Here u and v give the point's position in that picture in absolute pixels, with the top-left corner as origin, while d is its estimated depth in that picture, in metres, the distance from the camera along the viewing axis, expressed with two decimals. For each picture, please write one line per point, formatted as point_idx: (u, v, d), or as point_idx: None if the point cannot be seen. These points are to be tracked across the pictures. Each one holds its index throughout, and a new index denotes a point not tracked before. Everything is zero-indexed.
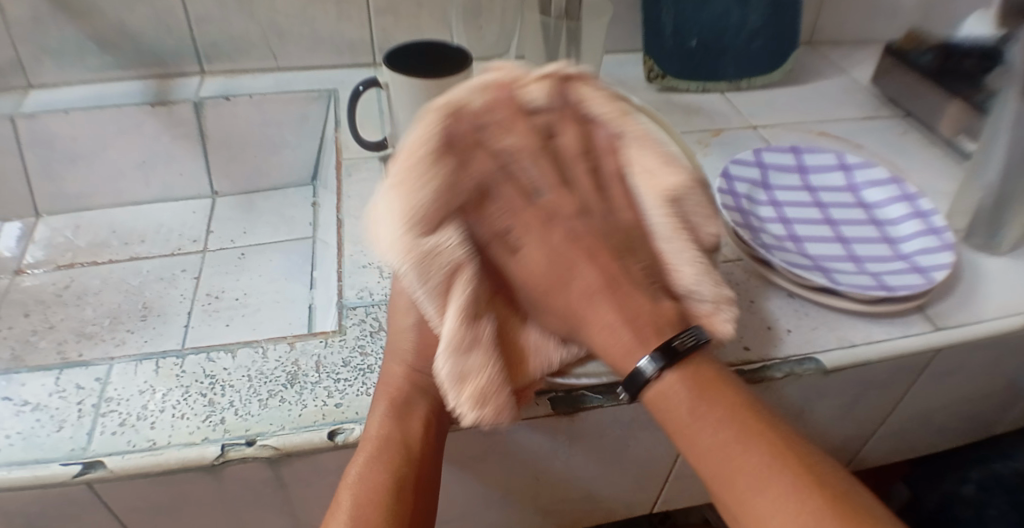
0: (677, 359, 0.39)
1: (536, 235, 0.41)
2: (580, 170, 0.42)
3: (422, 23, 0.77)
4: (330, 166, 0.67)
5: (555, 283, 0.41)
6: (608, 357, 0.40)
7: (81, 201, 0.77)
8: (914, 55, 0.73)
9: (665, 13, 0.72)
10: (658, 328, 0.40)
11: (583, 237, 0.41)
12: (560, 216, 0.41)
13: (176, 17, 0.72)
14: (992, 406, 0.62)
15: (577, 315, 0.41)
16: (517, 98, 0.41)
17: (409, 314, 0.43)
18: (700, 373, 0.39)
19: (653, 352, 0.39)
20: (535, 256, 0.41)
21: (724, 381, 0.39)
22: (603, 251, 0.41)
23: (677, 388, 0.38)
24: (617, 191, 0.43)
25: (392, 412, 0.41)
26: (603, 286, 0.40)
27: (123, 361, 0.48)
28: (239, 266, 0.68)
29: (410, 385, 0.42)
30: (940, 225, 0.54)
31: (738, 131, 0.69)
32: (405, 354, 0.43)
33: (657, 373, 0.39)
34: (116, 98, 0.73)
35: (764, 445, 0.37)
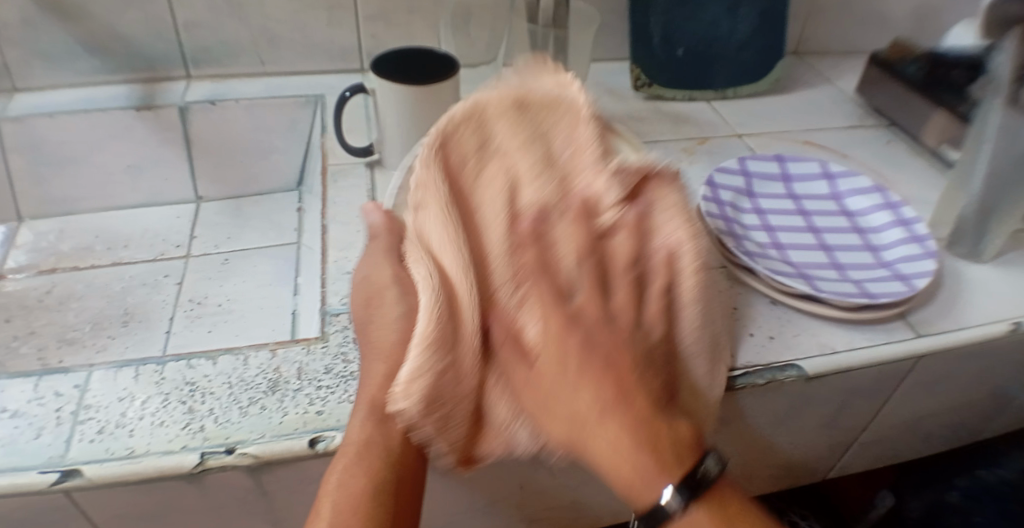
0: (699, 488, 0.37)
1: (557, 345, 0.39)
2: (625, 281, 0.42)
3: (412, 29, 0.77)
4: (317, 171, 0.67)
5: (565, 391, 0.38)
6: (619, 480, 0.37)
7: (67, 206, 0.76)
8: (899, 66, 0.75)
9: (653, 22, 0.72)
10: (679, 454, 0.37)
11: (606, 350, 0.38)
12: (588, 318, 0.40)
13: (165, 23, 0.71)
14: (977, 414, 0.62)
15: (589, 427, 0.37)
16: (586, 201, 0.43)
17: (397, 311, 0.43)
18: (726, 507, 0.38)
19: (676, 483, 0.36)
20: (552, 360, 0.39)
21: (747, 515, 0.38)
22: (625, 369, 0.38)
23: (703, 523, 0.37)
24: (654, 306, 0.42)
25: (374, 416, 0.40)
26: (619, 403, 0.37)
27: (104, 367, 0.47)
28: (224, 272, 0.68)
29: (392, 386, 0.41)
30: (923, 232, 0.54)
31: (726, 139, 0.69)
32: (391, 353, 0.42)
33: (682, 508, 0.36)
34: (102, 102, 0.72)
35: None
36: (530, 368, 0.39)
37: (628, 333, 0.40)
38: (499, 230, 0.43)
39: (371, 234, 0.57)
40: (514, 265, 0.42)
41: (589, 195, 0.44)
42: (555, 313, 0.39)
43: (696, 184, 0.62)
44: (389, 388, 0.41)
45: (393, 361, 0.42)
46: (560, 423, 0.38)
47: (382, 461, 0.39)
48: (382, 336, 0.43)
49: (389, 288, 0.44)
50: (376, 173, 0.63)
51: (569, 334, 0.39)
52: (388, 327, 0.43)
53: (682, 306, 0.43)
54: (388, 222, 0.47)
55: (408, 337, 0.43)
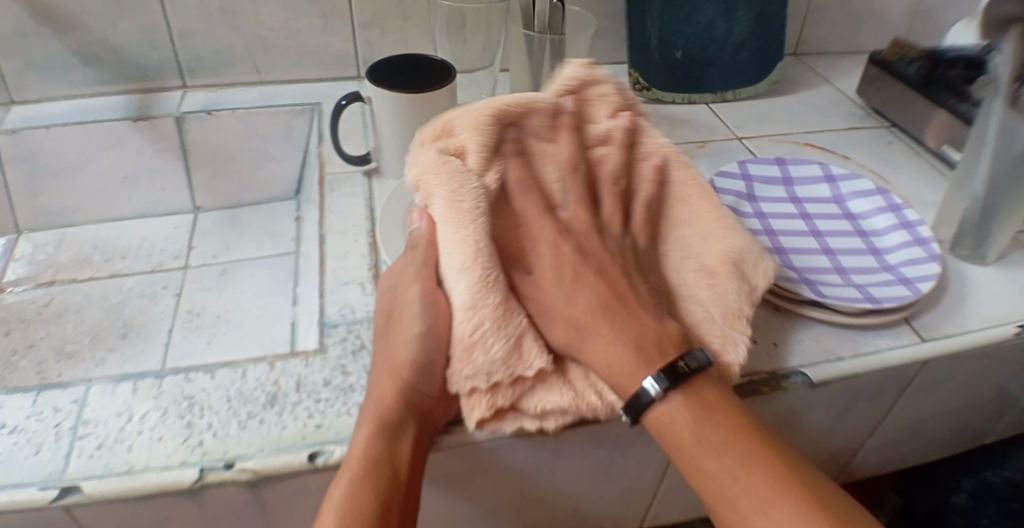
0: (682, 379, 0.39)
1: (551, 250, 0.43)
2: (610, 194, 0.46)
3: (407, 34, 0.76)
4: (314, 180, 0.66)
5: (558, 289, 0.42)
6: (609, 372, 0.40)
7: (64, 217, 0.76)
8: (899, 66, 0.73)
9: (651, 25, 0.71)
10: (663, 349, 0.40)
11: (594, 255, 0.43)
12: (578, 230, 0.44)
13: (160, 31, 0.71)
14: (983, 415, 0.62)
15: (588, 322, 0.41)
16: (581, 112, 0.46)
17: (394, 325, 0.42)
18: (704, 395, 0.39)
19: (657, 372, 0.39)
20: (549, 264, 0.43)
21: (728, 406, 0.39)
22: (613, 270, 0.43)
23: (683, 406, 0.39)
24: (639, 217, 0.47)
25: (378, 434, 0.39)
26: (611, 299, 0.42)
27: (102, 381, 0.47)
28: (223, 283, 0.67)
29: (397, 404, 0.40)
30: (926, 235, 0.54)
31: (724, 142, 0.68)
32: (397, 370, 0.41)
33: (664, 394, 0.39)
34: (98, 113, 0.72)
35: (768, 464, 0.37)
36: (530, 276, 0.43)
37: (614, 241, 0.45)
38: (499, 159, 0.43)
39: (368, 244, 0.56)
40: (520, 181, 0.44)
41: (583, 108, 0.46)
42: (552, 224, 0.44)
43: None
44: (391, 405, 0.40)
45: (397, 378, 0.41)
46: (559, 325, 0.41)
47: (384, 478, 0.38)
48: (392, 353, 0.42)
49: (406, 306, 0.42)
50: (374, 181, 0.63)
51: (563, 240, 0.43)
52: (393, 346, 0.42)
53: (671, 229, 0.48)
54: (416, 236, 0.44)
55: (419, 358, 0.41)
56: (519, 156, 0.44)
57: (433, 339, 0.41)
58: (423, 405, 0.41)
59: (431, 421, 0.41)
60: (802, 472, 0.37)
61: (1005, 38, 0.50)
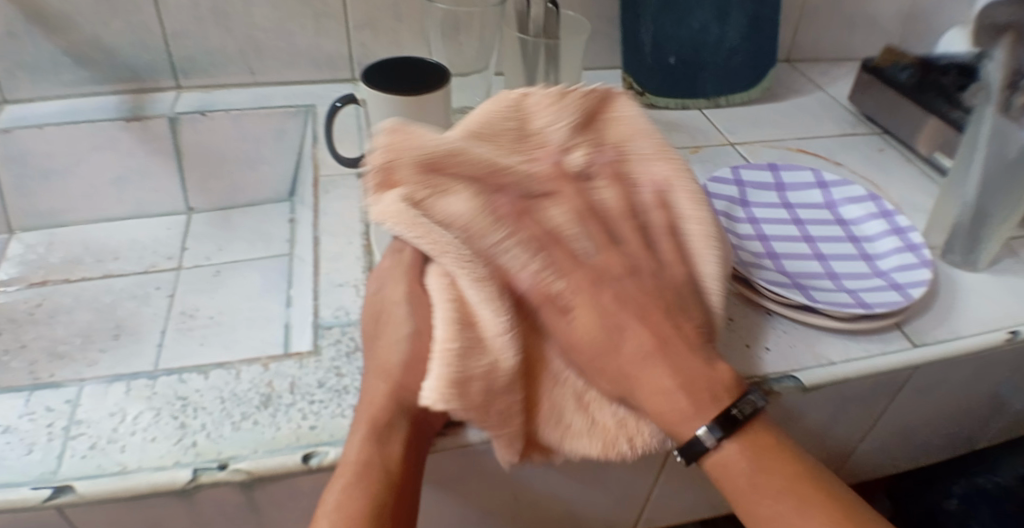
0: (734, 427, 0.39)
1: (589, 300, 0.40)
2: (630, 227, 0.43)
3: (401, 37, 0.77)
4: (308, 182, 0.66)
5: (603, 346, 0.39)
6: (660, 420, 0.40)
7: (56, 218, 0.76)
8: (890, 73, 0.74)
9: (644, 29, 0.72)
10: (715, 395, 0.39)
11: (635, 300, 0.40)
12: (610, 274, 0.41)
13: (152, 31, 0.71)
14: (975, 420, 0.62)
15: (636, 373, 0.39)
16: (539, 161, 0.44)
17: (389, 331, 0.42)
18: (759, 441, 0.40)
19: (711, 422, 0.39)
20: (586, 318, 0.40)
21: (782, 450, 0.40)
22: (655, 308, 0.41)
23: (741, 455, 0.39)
24: (662, 245, 0.44)
25: (370, 436, 0.39)
26: (657, 346, 0.40)
27: (94, 382, 0.47)
28: (215, 285, 0.67)
29: (389, 406, 0.40)
30: (917, 241, 0.55)
31: (717, 147, 0.69)
32: (389, 373, 0.41)
33: (717, 443, 0.39)
34: (90, 113, 0.72)
35: (828, 512, 0.38)
36: (569, 323, 0.40)
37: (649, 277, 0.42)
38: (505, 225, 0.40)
39: (362, 246, 0.57)
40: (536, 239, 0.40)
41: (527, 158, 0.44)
42: (580, 274, 0.40)
43: None
44: (383, 406, 0.40)
45: (389, 379, 0.41)
46: (607, 379, 0.40)
47: (377, 480, 0.38)
48: (381, 351, 0.42)
49: (396, 307, 0.43)
50: None
51: (597, 286, 0.40)
52: (383, 345, 0.43)
53: (693, 245, 0.44)
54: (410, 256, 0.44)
55: (409, 358, 0.41)
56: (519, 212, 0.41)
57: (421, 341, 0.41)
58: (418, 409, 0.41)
59: (426, 423, 0.41)
60: (858, 515, 0.38)
61: (999, 45, 0.51)
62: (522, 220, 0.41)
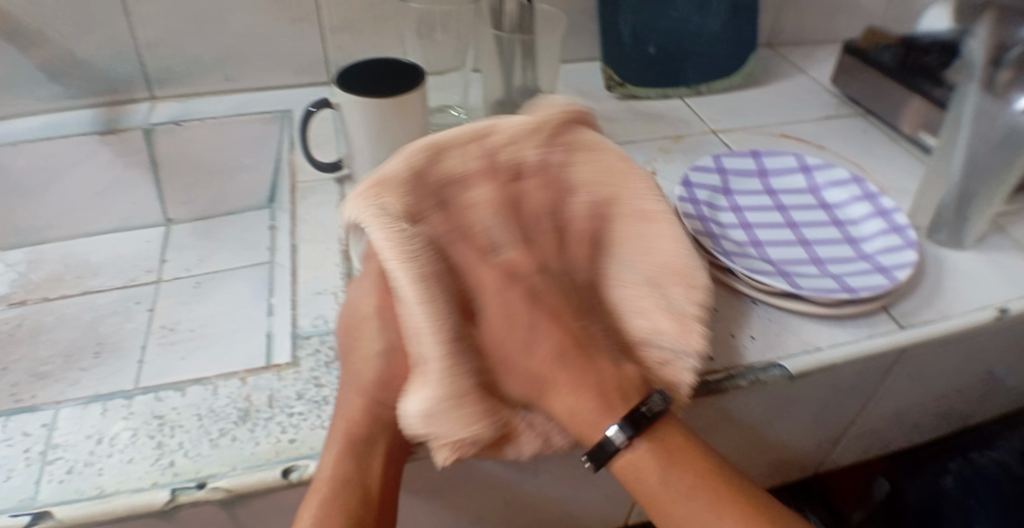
0: (643, 424, 0.39)
1: (500, 298, 0.40)
2: (551, 231, 0.43)
3: (377, 37, 0.75)
4: (286, 188, 0.65)
5: (511, 343, 0.40)
6: (572, 422, 0.40)
7: (36, 236, 0.74)
8: (874, 54, 0.73)
9: (623, 21, 0.71)
10: (624, 393, 0.40)
11: (549, 298, 0.41)
12: (523, 273, 0.41)
13: (125, 42, 0.70)
14: (968, 399, 0.62)
15: (544, 373, 0.40)
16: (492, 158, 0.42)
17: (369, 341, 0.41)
18: (669, 439, 0.40)
19: (622, 419, 0.39)
20: (496, 318, 0.40)
21: (692, 448, 0.40)
22: (565, 310, 0.41)
23: (647, 455, 0.39)
24: (582, 252, 0.44)
25: (348, 452, 0.38)
26: (569, 347, 0.40)
27: (71, 403, 0.46)
28: (197, 296, 0.66)
29: (371, 419, 0.40)
30: (902, 222, 0.54)
31: (700, 136, 0.68)
32: (370, 384, 0.40)
33: (628, 441, 0.39)
34: (66, 127, 0.70)
35: (733, 511, 0.37)
36: (479, 330, 0.40)
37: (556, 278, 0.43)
38: (430, 222, 0.40)
39: (340, 252, 0.55)
40: (456, 239, 0.40)
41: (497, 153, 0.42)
42: (490, 278, 0.40)
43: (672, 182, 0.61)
44: (361, 420, 0.39)
45: (366, 394, 0.40)
46: (517, 379, 0.40)
47: (353, 496, 0.37)
48: (357, 367, 0.41)
49: (369, 319, 0.42)
50: (346, 188, 0.62)
51: (505, 286, 0.41)
52: (360, 359, 0.42)
53: (630, 247, 0.45)
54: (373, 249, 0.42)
55: (385, 373, 0.40)
56: (442, 209, 0.40)
57: (393, 357, 0.41)
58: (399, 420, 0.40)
59: (407, 434, 0.40)
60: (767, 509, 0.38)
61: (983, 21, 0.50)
62: (452, 216, 0.41)
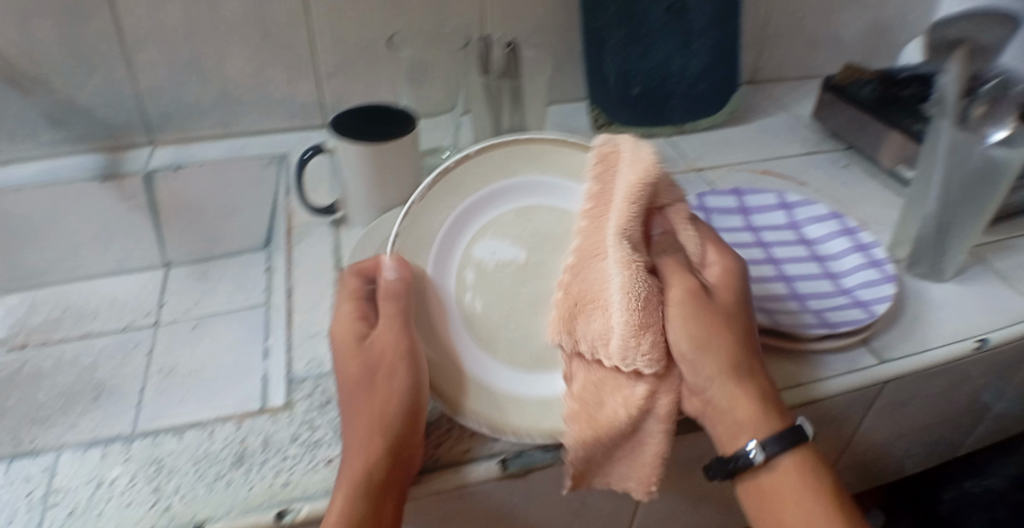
0: (795, 443, 0.42)
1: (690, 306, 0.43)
2: (723, 258, 0.46)
3: (370, 81, 0.78)
4: (281, 231, 0.66)
5: (700, 343, 0.42)
6: (720, 422, 0.43)
7: (36, 279, 0.76)
8: (853, 88, 0.76)
9: (608, 64, 0.73)
10: (780, 412, 0.43)
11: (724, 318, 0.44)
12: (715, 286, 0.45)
13: (126, 91, 0.72)
14: (955, 428, 0.63)
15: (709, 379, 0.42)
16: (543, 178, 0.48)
17: (400, 378, 0.42)
18: (817, 465, 0.42)
19: (769, 438, 0.42)
20: (698, 316, 0.43)
21: (833, 484, 0.42)
22: (742, 338, 0.44)
23: (801, 462, 0.42)
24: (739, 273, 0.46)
25: (360, 493, 0.39)
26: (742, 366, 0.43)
27: (72, 449, 0.47)
28: (194, 338, 0.67)
29: (390, 460, 0.40)
30: (881, 257, 0.56)
31: (684, 174, 0.70)
32: (390, 421, 0.41)
33: (778, 455, 0.41)
34: (66, 174, 0.72)
35: None
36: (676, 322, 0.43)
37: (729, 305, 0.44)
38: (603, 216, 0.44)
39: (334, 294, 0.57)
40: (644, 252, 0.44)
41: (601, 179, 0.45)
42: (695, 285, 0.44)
43: None
44: (364, 464, 0.40)
45: (383, 429, 0.41)
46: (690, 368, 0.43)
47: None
48: (369, 405, 0.42)
49: (397, 361, 0.43)
50: (340, 231, 0.63)
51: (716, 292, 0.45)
52: (367, 403, 0.42)
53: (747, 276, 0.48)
54: (395, 285, 0.44)
55: (404, 407, 0.42)
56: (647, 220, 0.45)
57: (418, 393, 0.43)
58: (408, 454, 0.41)
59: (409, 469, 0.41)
60: None
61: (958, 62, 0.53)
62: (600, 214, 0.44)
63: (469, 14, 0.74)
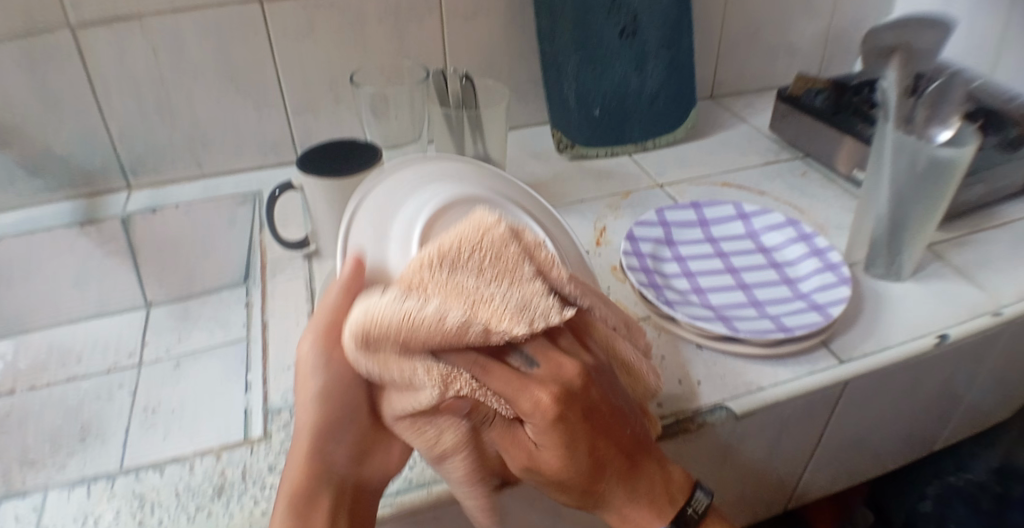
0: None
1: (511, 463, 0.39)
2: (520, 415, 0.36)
3: (340, 117, 0.80)
4: (256, 266, 0.68)
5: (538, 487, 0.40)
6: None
7: (21, 324, 0.78)
8: (806, 99, 0.78)
9: (566, 86, 0.76)
10: (671, 497, 0.42)
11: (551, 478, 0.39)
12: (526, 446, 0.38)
13: (101, 138, 0.74)
14: (925, 422, 0.65)
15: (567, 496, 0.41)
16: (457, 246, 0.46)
17: (311, 379, 0.41)
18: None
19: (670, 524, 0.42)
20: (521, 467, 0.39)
21: None
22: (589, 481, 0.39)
23: None
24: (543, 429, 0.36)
25: (286, 506, 0.40)
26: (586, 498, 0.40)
27: (58, 487, 0.48)
28: (176, 375, 0.68)
29: (315, 464, 0.41)
30: (836, 260, 0.57)
31: (647, 191, 0.72)
32: (311, 424, 0.41)
33: None
34: (46, 221, 0.74)
35: None
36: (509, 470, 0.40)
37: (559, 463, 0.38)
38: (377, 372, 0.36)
39: (309, 325, 0.59)
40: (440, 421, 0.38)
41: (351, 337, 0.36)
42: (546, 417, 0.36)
43: (620, 235, 0.65)
44: (304, 475, 0.40)
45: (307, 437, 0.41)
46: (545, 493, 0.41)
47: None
48: (303, 417, 0.41)
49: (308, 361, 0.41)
50: (313, 263, 0.65)
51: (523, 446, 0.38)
52: (303, 402, 0.41)
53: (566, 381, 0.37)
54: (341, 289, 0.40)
55: (332, 414, 0.41)
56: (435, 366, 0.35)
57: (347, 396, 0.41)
58: (340, 462, 0.41)
59: (351, 480, 0.42)
60: None
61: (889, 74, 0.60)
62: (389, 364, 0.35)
63: (430, 48, 0.77)
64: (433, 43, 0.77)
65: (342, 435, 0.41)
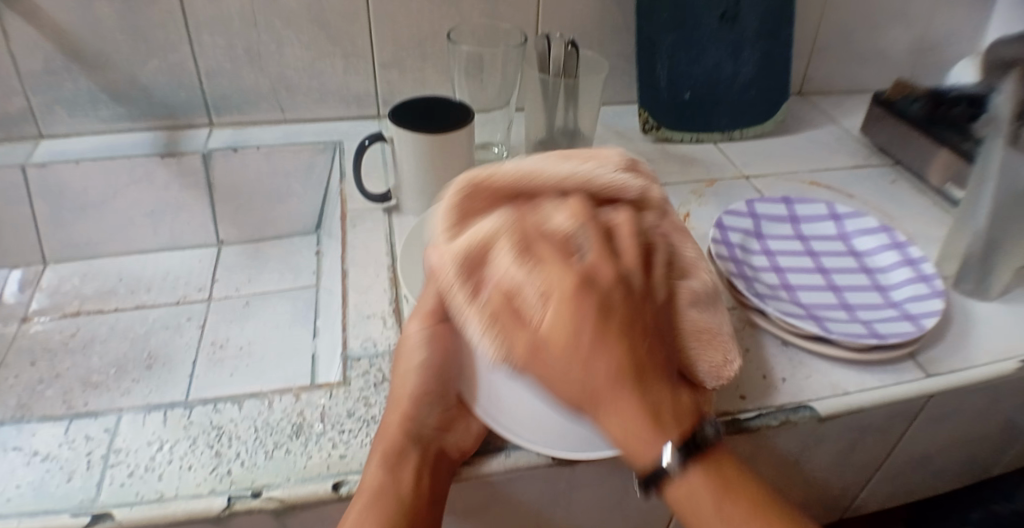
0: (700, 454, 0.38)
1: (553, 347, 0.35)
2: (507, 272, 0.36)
3: (425, 76, 0.79)
4: (334, 215, 0.68)
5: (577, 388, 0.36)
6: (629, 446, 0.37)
7: (91, 249, 0.79)
8: (901, 104, 0.76)
9: (660, 66, 0.74)
10: (685, 423, 0.38)
11: (596, 367, 0.35)
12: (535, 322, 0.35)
13: (187, 71, 0.74)
14: (988, 447, 0.63)
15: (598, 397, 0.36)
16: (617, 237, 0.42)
17: (411, 355, 0.43)
18: (722, 468, 0.38)
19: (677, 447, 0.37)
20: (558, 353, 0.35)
21: (744, 480, 0.39)
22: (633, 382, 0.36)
23: (700, 479, 0.38)
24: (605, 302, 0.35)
25: (382, 462, 0.42)
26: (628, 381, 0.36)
27: (132, 411, 0.48)
28: (243, 315, 0.69)
29: (404, 433, 0.43)
30: (930, 272, 0.55)
31: (732, 182, 0.70)
32: (406, 394, 0.43)
33: (682, 469, 0.37)
34: (124, 148, 0.74)
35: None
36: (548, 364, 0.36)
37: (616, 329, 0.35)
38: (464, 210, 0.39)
39: (389, 278, 0.58)
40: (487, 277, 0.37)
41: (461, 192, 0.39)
42: (561, 305, 0.35)
43: (705, 223, 0.64)
44: (393, 438, 0.43)
45: (401, 407, 0.43)
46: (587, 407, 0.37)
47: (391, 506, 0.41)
48: (400, 386, 0.44)
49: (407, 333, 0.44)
50: (393, 217, 0.65)
51: (568, 322, 0.35)
52: (402, 374, 0.44)
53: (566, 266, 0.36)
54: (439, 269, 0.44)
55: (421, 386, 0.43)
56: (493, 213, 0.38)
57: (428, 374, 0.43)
58: (428, 437, 0.43)
59: (439, 450, 0.43)
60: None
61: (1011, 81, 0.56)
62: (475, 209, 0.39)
63: (525, 14, 0.76)
64: (528, 9, 0.76)
65: (429, 411, 0.43)
